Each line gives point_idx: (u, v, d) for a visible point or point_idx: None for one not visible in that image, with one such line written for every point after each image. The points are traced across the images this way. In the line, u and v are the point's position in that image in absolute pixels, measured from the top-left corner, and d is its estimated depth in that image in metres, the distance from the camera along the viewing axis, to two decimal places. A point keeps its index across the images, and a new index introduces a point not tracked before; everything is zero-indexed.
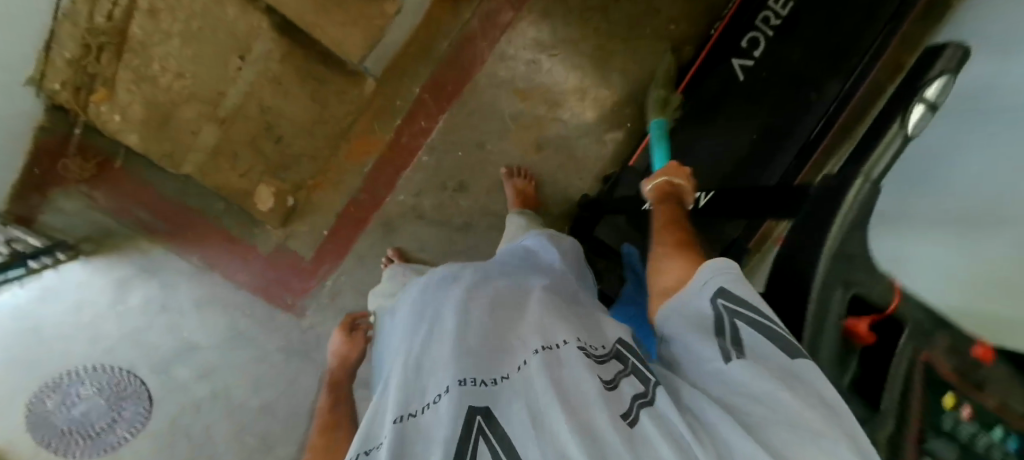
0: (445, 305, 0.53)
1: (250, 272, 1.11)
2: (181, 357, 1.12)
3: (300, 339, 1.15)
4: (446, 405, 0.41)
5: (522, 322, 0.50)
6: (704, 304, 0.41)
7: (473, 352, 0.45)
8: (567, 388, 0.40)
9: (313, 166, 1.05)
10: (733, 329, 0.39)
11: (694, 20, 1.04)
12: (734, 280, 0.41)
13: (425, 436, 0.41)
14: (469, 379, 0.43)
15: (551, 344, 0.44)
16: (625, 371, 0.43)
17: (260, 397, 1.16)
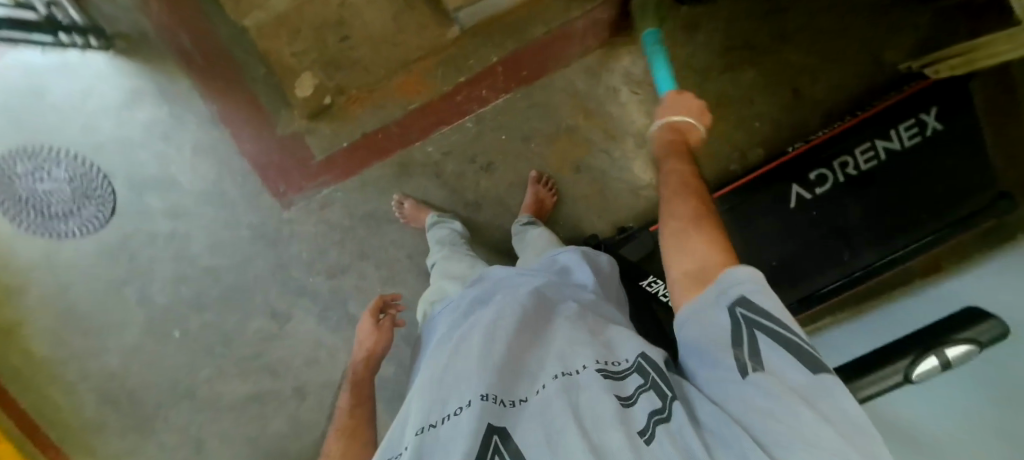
0: (475, 323, 0.52)
1: (255, 144, 1.08)
2: (157, 187, 1.12)
3: (272, 228, 1.13)
4: (463, 417, 0.39)
5: (548, 343, 0.49)
6: (721, 311, 0.39)
7: (490, 369, 0.44)
8: (584, 412, 0.38)
9: (362, 79, 1.01)
10: (751, 342, 0.37)
11: (779, 129, 1.03)
12: (755, 291, 0.39)
13: (439, 447, 0.39)
14: (492, 394, 0.41)
15: (571, 370, 0.43)
16: (642, 387, 0.41)
17: (213, 259, 1.16)
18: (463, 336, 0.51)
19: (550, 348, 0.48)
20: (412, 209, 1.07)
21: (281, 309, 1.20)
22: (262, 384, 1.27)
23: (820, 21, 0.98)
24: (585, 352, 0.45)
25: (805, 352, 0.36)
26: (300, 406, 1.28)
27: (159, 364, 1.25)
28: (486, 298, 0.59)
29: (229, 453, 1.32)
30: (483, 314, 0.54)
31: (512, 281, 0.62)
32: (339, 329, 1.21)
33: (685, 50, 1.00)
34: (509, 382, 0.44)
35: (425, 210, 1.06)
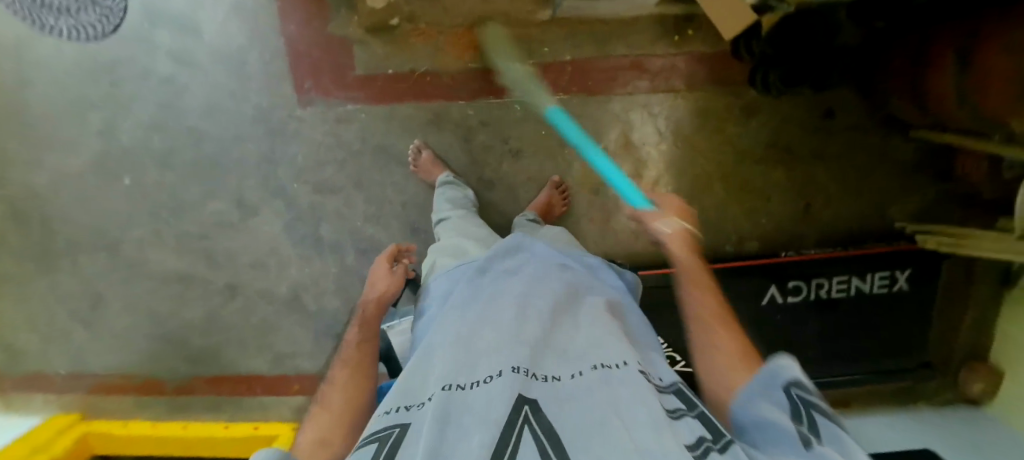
0: (506, 303, 0.59)
1: (299, 30, 1.01)
2: (176, 25, 1.03)
3: (277, 118, 1.06)
4: (498, 382, 0.44)
5: (574, 336, 0.56)
6: (779, 391, 0.46)
7: (522, 347, 0.51)
8: (623, 409, 0.41)
9: (436, 17, 0.98)
10: (807, 415, 0.43)
11: (779, 232, 1.10)
12: (805, 379, 0.46)
13: (468, 402, 0.43)
14: (523, 368, 0.47)
15: (612, 363, 0.49)
16: (687, 412, 0.46)
17: (200, 124, 1.08)
18: (491, 312, 0.58)
19: (576, 339, 0.55)
20: (428, 161, 1.05)
21: (249, 202, 1.12)
22: (194, 268, 1.18)
23: (854, 156, 1.06)
24: (620, 350, 0.52)
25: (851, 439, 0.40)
26: (225, 304, 1.20)
27: (95, 203, 1.15)
28: (516, 279, 0.66)
29: (129, 322, 1.23)
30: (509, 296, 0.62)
31: (541, 269, 0.69)
32: (301, 246, 1.14)
33: (734, 129, 1.05)
34: (538, 360, 0.50)
35: (441, 167, 1.05)
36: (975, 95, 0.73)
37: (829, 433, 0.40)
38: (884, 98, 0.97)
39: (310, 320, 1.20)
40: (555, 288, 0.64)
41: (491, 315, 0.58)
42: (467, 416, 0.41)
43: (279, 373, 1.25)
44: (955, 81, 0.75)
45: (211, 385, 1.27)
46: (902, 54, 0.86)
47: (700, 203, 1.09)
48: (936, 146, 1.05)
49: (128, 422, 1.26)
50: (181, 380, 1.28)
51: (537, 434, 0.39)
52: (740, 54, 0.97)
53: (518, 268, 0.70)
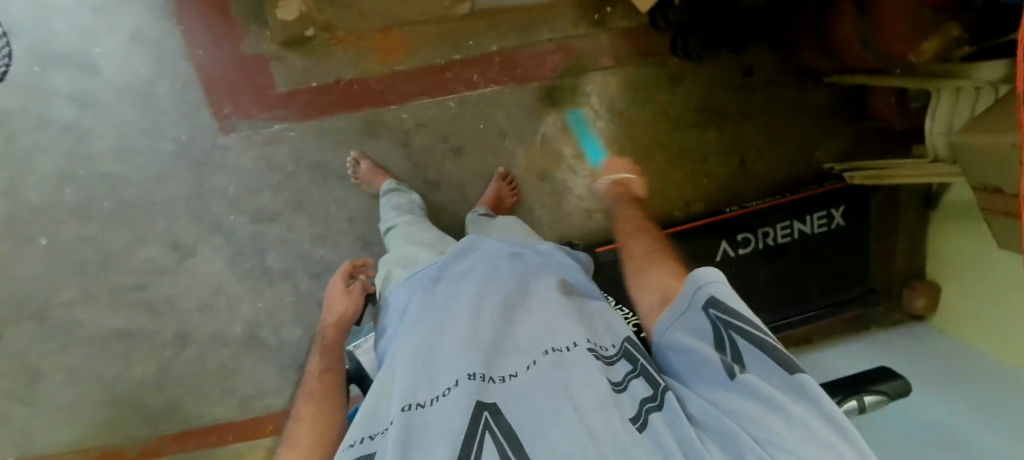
0: (459, 307, 0.59)
1: (210, 54, 0.96)
2: (71, 66, 0.95)
3: (201, 151, 1.00)
4: (456, 393, 0.44)
5: (529, 322, 0.56)
6: (700, 313, 0.46)
7: (476, 349, 0.50)
8: (578, 394, 0.42)
9: (355, 22, 0.94)
10: (728, 339, 0.43)
11: (721, 190, 1.14)
12: (723, 291, 0.44)
13: (428, 421, 0.43)
14: (478, 373, 0.47)
15: (563, 346, 0.50)
16: (633, 372, 0.48)
17: (115, 168, 1.00)
18: (445, 321, 0.58)
19: (528, 327, 0.55)
20: (368, 171, 1.02)
21: (185, 241, 1.05)
22: (136, 322, 1.10)
23: (777, 109, 1.11)
24: (572, 332, 0.52)
25: (783, 351, 0.40)
26: (177, 354, 1.13)
27: (10, 268, 1.05)
28: (469, 278, 0.65)
29: (73, 390, 1.14)
30: (462, 300, 0.61)
31: (490, 263, 0.68)
32: (249, 280, 1.09)
33: (664, 97, 1.08)
34: (494, 359, 0.50)
35: (383, 175, 1.01)
36: (874, 35, 0.78)
37: (749, 349, 0.42)
38: (794, 51, 1.03)
39: (272, 355, 1.15)
40: (505, 280, 0.63)
41: (443, 324, 0.57)
42: (429, 435, 0.41)
43: (248, 415, 1.19)
44: (855, 27, 0.81)
45: (175, 442, 1.20)
46: (807, 7, 0.91)
47: (645, 174, 1.11)
48: (847, 88, 1.12)
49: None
50: (140, 443, 1.20)
51: (496, 438, 0.40)
52: (658, 24, 1.00)
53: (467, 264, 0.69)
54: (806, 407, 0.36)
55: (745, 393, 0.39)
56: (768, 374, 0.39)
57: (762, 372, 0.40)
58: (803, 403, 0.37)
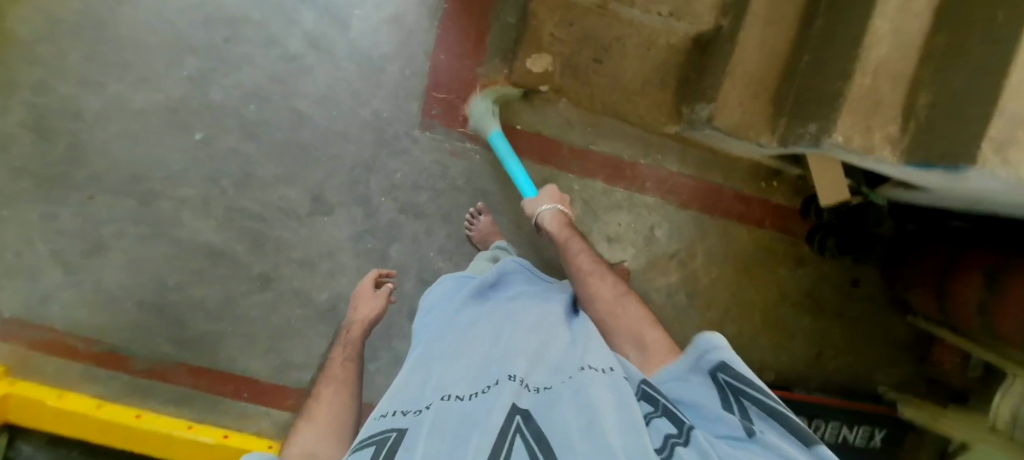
0: (501, 324, 0.60)
1: (447, 63, 1.04)
2: (324, 12, 1.01)
3: (393, 132, 1.04)
4: (497, 390, 0.45)
5: (559, 340, 0.56)
6: (709, 378, 0.49)
7: (515, 359, 0.52)
8: (610, 412, 0.41)
9: (582, 96, 1.06)
10: (737, 400, 0.47)
11: (793, 370, 1.24)
12: (730, 356, 0.49)
13: (463, 409, 0.44)
14: (517, 376, 0.48)
15: (599, 367, 0.49)
16: (653, 413, 0.48)
17: (306, 109, 1.03)
18: (485, 331, 0.60)
19: (562, 343, 0.55)
20: (486, 227, 1.04)
21: (329, 197, 1.05)
22: (230, 247, 1.06)
23: (861, 323, 1.25)
24: (605, 357, 0.51)
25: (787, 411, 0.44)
26: (250, 293, 1.07)
27: (148, 143, 1.02)
28: (516, 302, 0.67)
29: (127, 282, 1.04)
30: (504, 316, 0.63)
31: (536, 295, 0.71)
32: (362, 259, 1.08)
33: (782, 271, 1.21)
34: (533, 372, 0.50)
35: (494, 231, 1.03)
36: (995, 308, 0.87)
37: (752, 407, 0.46)
38: (901, 285, 1.16)
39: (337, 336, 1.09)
40: (548, 306, 0.66)
41: (486, 332, 0.59)
42: (464, 423, 0.41)
43: (278, 381, 1.10)
44: (980, 296, 0.90)
45: (190, 376, 1.08)
46: (934, 259, 1.04)
47: (742, 327, 1.20)
48: (919, 334, 1.29)
49: (64, 394, 1.02)
50: (155, 361, 1.07)
51: (525, 439, 0.39)
52: (808, 214, 1.15)
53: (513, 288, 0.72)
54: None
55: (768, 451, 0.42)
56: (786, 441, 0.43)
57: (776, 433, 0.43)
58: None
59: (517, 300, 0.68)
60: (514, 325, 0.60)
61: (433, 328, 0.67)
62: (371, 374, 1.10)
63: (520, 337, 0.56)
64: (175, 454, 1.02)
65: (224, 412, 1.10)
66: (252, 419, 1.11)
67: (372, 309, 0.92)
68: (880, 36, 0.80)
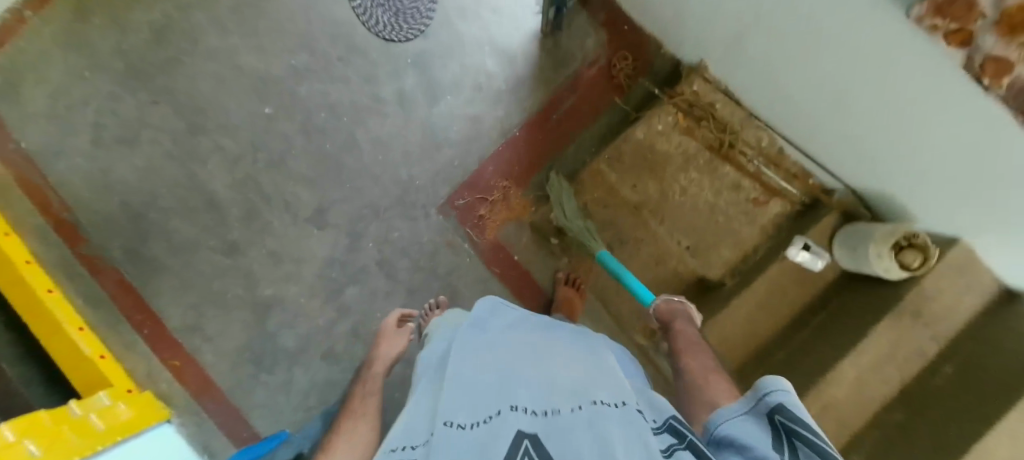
0: (499, 347, 0.57)
1: (489, 174, 1.13)
2: (424, 82, 1.13)
3: (414, 200, 1.12)
4: (499, 421, 0.42)
5: (559, 367, 0.53)
6: (760, 419, 0.45)
7: (521, 387, 0.48)
8: (628, 454, 0.38)
9: (580, 265, 1.12)
10: (792, 447, 0.41)
11: None
12: (791, 401, 0.45)
13: (464, 441, 0.41)
14: (522, 406, 0.45)
15: (610, 401, 0.45)
16: (675, 445, 0.42)
17: (361, 141, 1.12)
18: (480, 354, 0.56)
19: (567, 371, 0.52)
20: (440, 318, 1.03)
21: (329, 216, 1.11)
22: (225, 204, 1.11)
23: None
24: (616, 391, 0.48)
25: None
26: (211, 251, 1.11)
27: (227, 90, 1.13)
28: (512, 327, 0.64)
29: (131, 183, 1.11)
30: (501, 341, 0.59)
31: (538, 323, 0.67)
32: (320, 281, 1.11)
33: None
34: (535, 395, 0.47)
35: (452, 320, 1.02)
36: None
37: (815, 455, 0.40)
38: None
39: (254, 332, 1.09)
40: (552, 335, 0.63)
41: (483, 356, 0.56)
42: (467, 452, 0.39)
43: (178, 336, 1.09)
44: None
45: (114, 285, 1.10)
46: None
47: None
48: None
49: (9, 234, 1.03)
50: (95, 252, 1.11)
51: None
52: None
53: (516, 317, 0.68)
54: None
55: None
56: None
57: None
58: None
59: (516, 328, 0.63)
60: (522, 349, 0.56)
61: (432, 358, 0.64)
62: (257, 383, 1.09)
63: (521, 364, 0.53)
64: (51, 346, 1.01)
65: (116, 334, 1.09)
66: (133, 356, 1.08)
67: (393, 347, 0.94)
68: (840, 381, 0.83)
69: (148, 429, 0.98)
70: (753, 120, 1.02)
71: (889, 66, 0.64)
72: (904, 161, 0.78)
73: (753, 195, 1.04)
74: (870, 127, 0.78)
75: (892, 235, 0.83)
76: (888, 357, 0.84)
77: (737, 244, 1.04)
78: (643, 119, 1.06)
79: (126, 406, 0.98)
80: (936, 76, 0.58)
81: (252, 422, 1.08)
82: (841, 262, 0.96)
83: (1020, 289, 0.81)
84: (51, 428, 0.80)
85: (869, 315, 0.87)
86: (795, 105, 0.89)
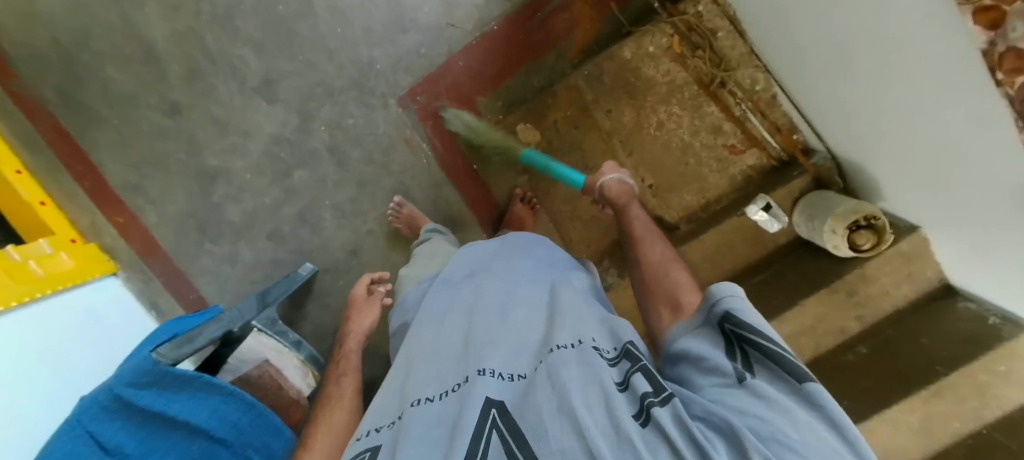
0: (462, 318, 0.63)
1: (457, 72, 1.02)
2: None
3: (372, 86, 1.03)
4: (466, 388, 0.48)
5: (513, 322, 0.58)
6: (715, 330, 0.47)
7: (485, 351, 0.53)
8: (589, 394, 0.41)
9: (539, 185, 1.07)
10: (741, 352, 0.43)
11: None
12: (740, 305, 0.45)
13: (428, 416, 0.47)
14: (489, 369, 0.49)
15: (569, 343, 0.49)
16: (632, 369, 0.45)
17: (319, 8, 0.99)
18: (445, 328, 0.63)
19: (530, 327, 0.58)
20: (410, 216, 1.05)
21: (279, 90, 1.03)
22: (166, 58, 1.01)
23: None
24: (576, 332, 0.52)
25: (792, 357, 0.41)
26: (151, 109, 1.03)
27: None
28: (475, 285, 0.70)
29: (61, 22, 0.99)
30: (463, 306, 0.66)
31: (499, 269, 0.72)
32: (268, 160, 1.06)
33: None
34: (497, 356, 0.52)
35: (424, 216, 1.06)
36: None
37: (764, 361, 0.41)
38: None
39: (199, 200, 1.07)
40: (512, 281, 0.68)
41: (450, 328, 0.62)
42: (438, 425, 0.45)
43: (121, 193, 1.07)
44: None
45: (50, 129, 1.04)
46: None
47: None
48: None
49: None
50: (26, 90, 1.02)
51: (501, 436, 0.40)
52: None
53: (479, 272, 0.74)
54: (819, 419, 0.36)
55: (763, 399, 0.38)
56: (783, 383, 0.40)
57: (772, 381, 0.40)
58: (816, 417, 0.36)
59: (484, 282, 0.69)
60: (489, 307, 0.62)
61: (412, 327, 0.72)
62: (202, 252, 1.09)
63: (486, 325, 0.58)
64: None
65: (53, 182, 1.05)
66: (74, 207, 1.06)
67: (366, 321, 0.96)
68: None
69: (92, 279, 1.02)
70: (753, 58, 0.92)
71: (902, 34, 0.55)
72: (875, 121, 0.73)
73: (731, 142, 0.96)
74: (861, 103, 0.73)
75: (853, 213, 0.80)
76: (810, 328, 0.86)
77: (700, 190, 0.98)
78: (634, 36, 0.93)
79: (68, 256, 0.99)
80: (938, 55, 0.52)
81: (198, 286, 1.11)
82: (798, 230, 0.93)
83: (960, 286, 0.81)
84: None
85: (806, 286, 0.87)
86: (798, 49, 0.79)
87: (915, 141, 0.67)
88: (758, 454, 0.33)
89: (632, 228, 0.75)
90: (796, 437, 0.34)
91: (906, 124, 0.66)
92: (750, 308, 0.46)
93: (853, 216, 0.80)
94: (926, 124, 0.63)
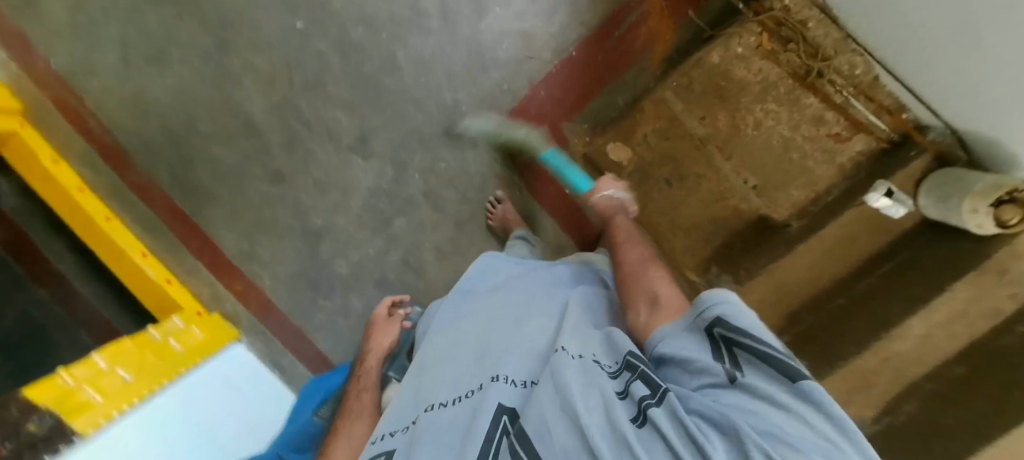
0: (473, 328, 0.72)
1: (543, 101, 1.05)
2: None
3: (459, 128, 1.06)
4: (477, 395, 0.57)
5: (521, 334, 0.65)
6: (702, 332, 0.48)
7: (498, 361, 0.61)
8: (585, 394, 0.48)
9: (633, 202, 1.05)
10: (729, 353, 0.45)
11: None
12: (729, 310, 0.46)
13: (445, 419, 0.57)
14: (502, 377, 0.57)
15: (571, 351, 0.56)
16: (631, 377, 0.49)
17: (403, 61, 1.03)
18: (461, 337, 0.71)
19: (540, 337, 0.64)
20: (503, 215, 1.07)
21: (372, 145, 1.07)
22: (266, 130, 1.07)
23: None
24: (577, 342, 0.59)
25: (788, 358, 0.42)
26: (258, 179, 1.09)
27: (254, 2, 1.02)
28: (489, 297, 0.78)
29: (165, 104, 1.06)
30: (478, 316, 0.74)
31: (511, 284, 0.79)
32: (369, 213, 1.10)
33: None
34: (512, 365, 0.59)
35: (515, 218, 1.06)
36: None
37: (751, 359, 0.43)
38: None
39: (309, 259, 1.11)
40: (522, 295, 0.75)
41: (462, 339, 0.71)
42: (451, 429, 0.55)
43: (236, 262, 1.12)
44: None
45: (169, 211, 1.11)
46: None
47: None
48: None
49: (59, 161, 1.04)
50: (146, 180, 1.10)
51: (511, 439, 0.48)
52: None
53: (496, 286, 0.81)
54: (813, 410, 0.38)
55: (755, 394, 0.40)
56: (774, 381, 0.41)
57: (764, 377, 0.42)
58: (812, 412, 0.38)
59: (501, 297, 0.76)
60: (504, 321, 0.70)
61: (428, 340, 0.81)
62: (317, 309, 1.13)
63: (498, 338, 0.66)
64: (120, 269, 1.07)
65: (176, 260, 1.13)
66: (197, 281, 1.13)
67: (385, 339, 0.89)
68: (903, 335, 0.82)
69: (221, 348, 1.06)
70: (848, 44, 0.90)
71: None
72: (965, 59, 0.68)
73: (835, 131, 0.93)
74: (951, 45, 0.69)
75: (995, 188, 0.74)
76: (961, 316, 0.80)
77: (808, 184, 0.96)
78: (721, 39, 0.93)
79: (199, 329, 1.05)
80: None
81: (315, 341, 1.15)
82: (926, 213, 0.88)
83: None
84: (135, 354, 0.88)
85: (949, 270, 0.81)
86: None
87: (1007, 77, 0.62)
88: (757, 452, 0.36)
89: (617, 234, 0.81)
90: (791, 432, 0.37)
91: (990, 58, 0.63)
92: (740, 309, 0.47)
93: (997, 194, 0.74)
94: (1012, 55, 0.59)
